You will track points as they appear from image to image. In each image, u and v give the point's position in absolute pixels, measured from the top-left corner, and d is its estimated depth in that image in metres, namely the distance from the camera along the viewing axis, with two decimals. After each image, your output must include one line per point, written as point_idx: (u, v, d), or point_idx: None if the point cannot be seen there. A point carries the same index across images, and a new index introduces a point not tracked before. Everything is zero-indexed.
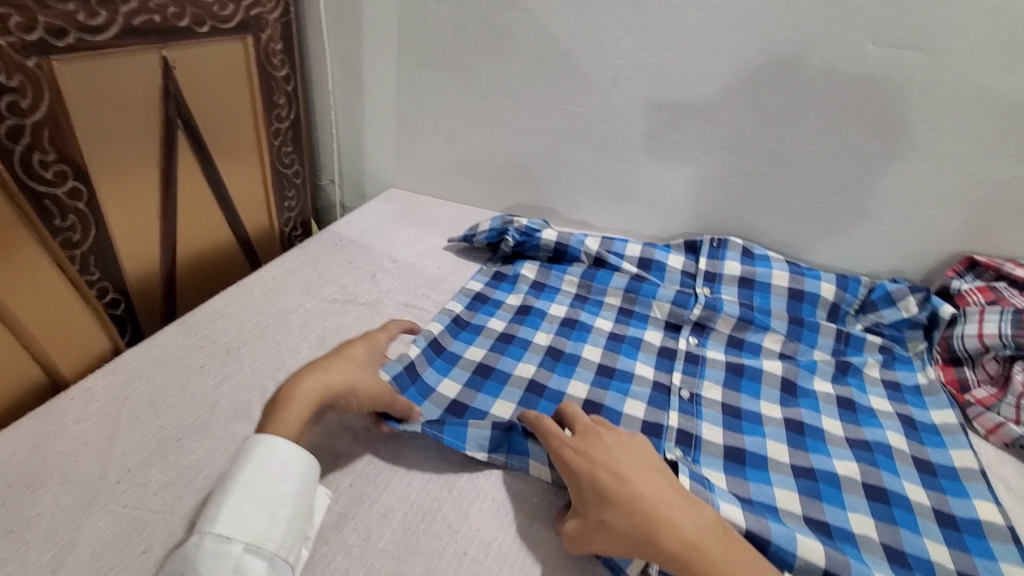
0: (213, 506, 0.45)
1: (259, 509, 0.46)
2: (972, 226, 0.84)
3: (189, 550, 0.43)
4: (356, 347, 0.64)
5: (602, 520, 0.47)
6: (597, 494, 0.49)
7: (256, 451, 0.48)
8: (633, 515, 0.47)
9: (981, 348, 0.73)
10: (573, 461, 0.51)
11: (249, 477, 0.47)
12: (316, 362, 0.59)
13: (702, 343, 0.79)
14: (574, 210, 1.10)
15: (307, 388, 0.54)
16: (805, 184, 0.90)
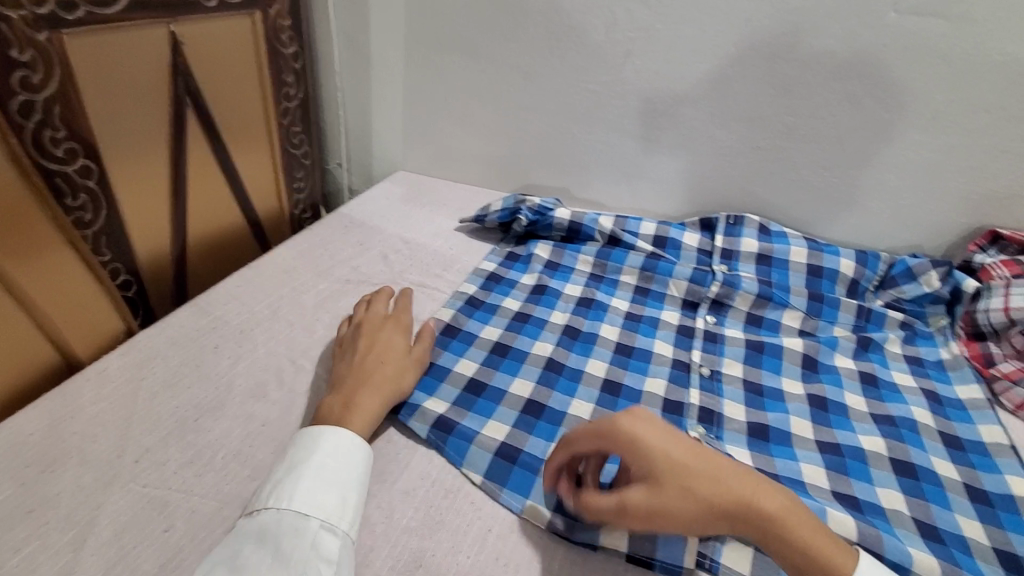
0: (285, 485, 0.46)
1: (332, 490, 0.46)
2: (994, 198, 0.82)
3: (267, 524, 0.44)
4: (392, 341, 0.62)
5: (684, 488, 0.43)
6: (673, 462, 0.44)
7: (323, 439, 0.49)
8: (715, 478, 0.44)
9: (1007, 322, 0.72)
10: (633, 434, 0.45)
11: (319, 461, 0.48)
12: (367, 365, 0.58)
13: (720, 322, 0.78)
14: (585, 189, 1.08)
15: (372, 397, 0.55)
16: (824, 159, 0.88)
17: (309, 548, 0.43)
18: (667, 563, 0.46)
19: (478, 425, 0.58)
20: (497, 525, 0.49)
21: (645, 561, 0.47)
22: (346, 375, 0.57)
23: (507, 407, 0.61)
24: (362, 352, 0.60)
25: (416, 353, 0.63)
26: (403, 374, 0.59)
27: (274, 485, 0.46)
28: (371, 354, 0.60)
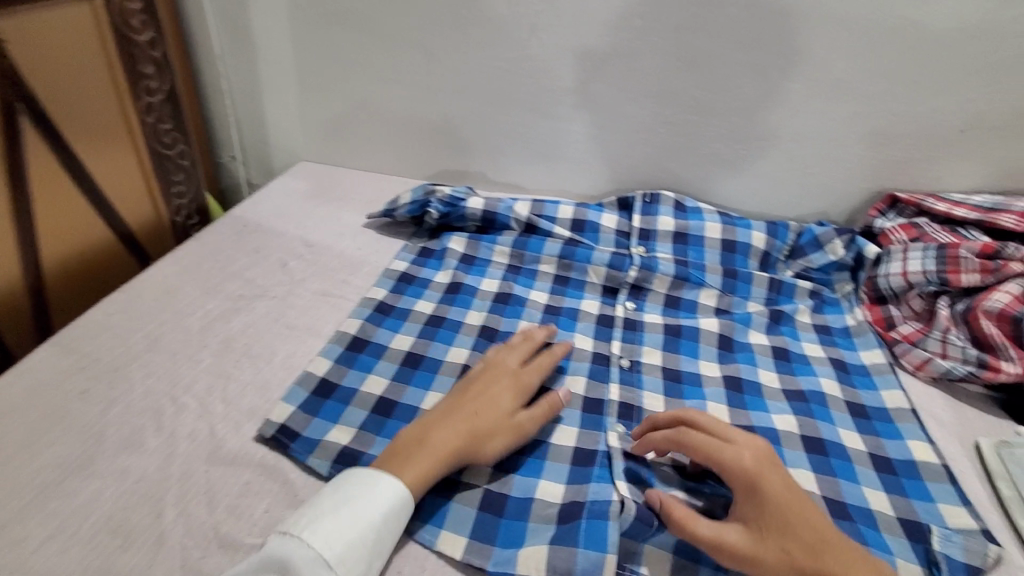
0: (325, 523, 0.44)
1: (366, 546, 0.44)
2: (891, 163, 0.84)
3: (287, 561, 0.42)
4: (499, 389, 0.55)
5: (790, 551, 0.42)
6: (785, 518, 0.44)
7: (380, 487, 0.46)
8: (825, 554, 0.42)
9: (905, 285, 0.74)
10: (755, 472, 0.46)
11: (365, 511, 0.45)
12: (466, 407, 0.53)
13: (639, 308, 0.76)
14: (501, 172, 1.03)
15: (446, 438, 0.50)
16: (733, 131, 0.87)
17: None
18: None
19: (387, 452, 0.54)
20: (408, 565, 0.46)
21: None
22: (441, 410, 0.54)
23: None
24: (467, 391, 0.55)
25: (530, 413, 0.55)
26: (494, 432, 0.52)
27: (316, 516, 0.44)
28: (479, 397, 0.54)
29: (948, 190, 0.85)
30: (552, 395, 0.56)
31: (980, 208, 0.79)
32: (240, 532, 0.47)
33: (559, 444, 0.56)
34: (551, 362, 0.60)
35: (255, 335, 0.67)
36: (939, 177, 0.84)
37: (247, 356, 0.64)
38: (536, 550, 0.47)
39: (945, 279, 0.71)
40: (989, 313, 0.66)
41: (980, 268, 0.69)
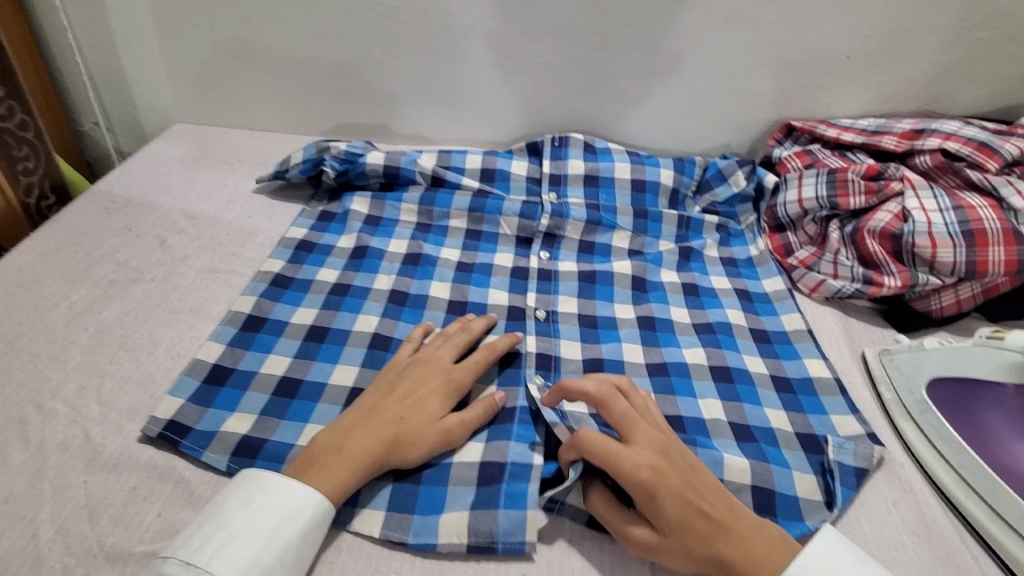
0: (237, 548, 0.40)
1: (271, 562, 0.41)
2: (786, 92, 0.86)
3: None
4: (427, 391, 0.52)
5: (688, 549, 0.42)
6: (684, 518, 0.43)
7: (296, 502, 0.43)
8: (723, 545, 0.42)
9: (801, 212, 0.77)
10: (649, 482, 0.44)
11: (281, 532, 0.42)
12: (391, 410, 0.50)
13: (554, 256, 0.75)
14: (404, 123, 0.97)
15: (365, 444, 0.47)
16: (636, 67, 0.86)
17: None
18: (509, 543, 0.45)
19: (292, 436, 0.51)
20: (323, 552, 0.45)
21: (487, 547, 0.45)
22: (362, 411, 0.50)
23: (327, 402, 0.54)
24: (392, 390, 0.51)
25: (460, 418, 0.51)
26: (421, 438, 0.49)
27: (225, 541, 0.40)
28: (406, 399, 0.51)
29: (838, 116, 0.88)
30: (487, 398, 0.53)
31: (866, 131, 0.82)
32: (128, 541, 0.44)
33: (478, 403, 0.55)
34: (487, 359, 0.56)
35: (133, 325, 0.60)
36: (831, 103, 0.87)
37: (125, 349, 0.57)
38: (457, 519, 0.46)
39: (836, 203, 0.74)
40: (872, 233, 0.70)
41: (866, 191, 0.73)
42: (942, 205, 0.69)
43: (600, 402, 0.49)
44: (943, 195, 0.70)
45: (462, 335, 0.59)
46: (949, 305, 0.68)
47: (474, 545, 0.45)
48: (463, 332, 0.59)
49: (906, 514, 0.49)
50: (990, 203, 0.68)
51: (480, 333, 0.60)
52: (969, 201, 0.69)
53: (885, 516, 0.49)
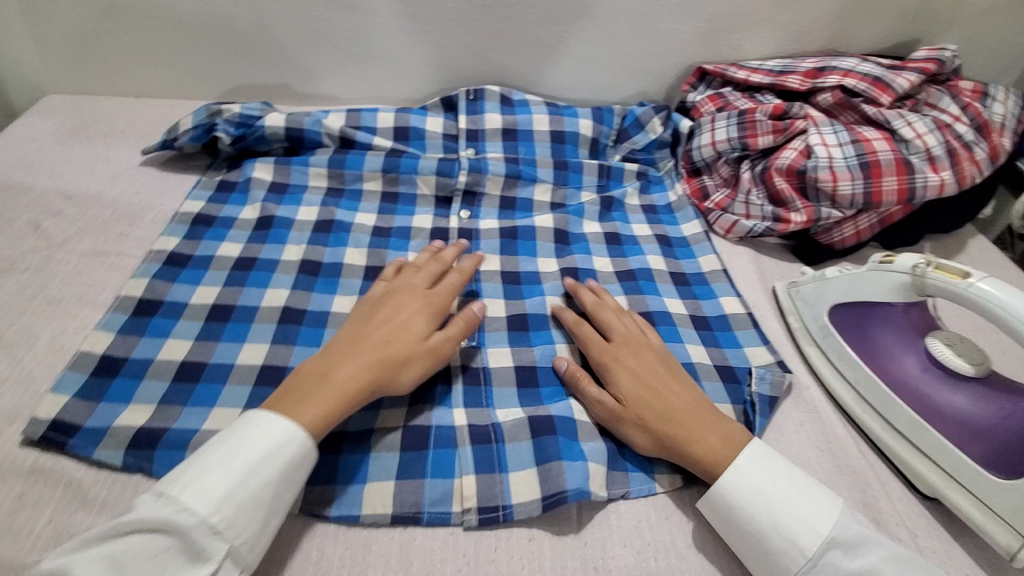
0: (209, 482, 0.39)
1: (247, 501, 0.39)
2: (697, 35, 0.86)
3: (162, 527, 0.38)
4: (411, 312, 0.52)
5: (642, 420, 0.48)
6: (638, 392, 0.50)
7: (276, 440, 0.42)
8: (676, 424, 0.48)
9: (715, 155, 0.79)
10: (608, 359, 0.52)
11: (259, 469, 0.41)
12: (374, 335, 0.50)
13: (475, 215, 0.73)
14: (310, 82, 0.90)
15: (354, 370, 0.47)
16: (548, 12, 0.83)
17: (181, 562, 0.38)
18: (434, 513, 0.45)
19: (197, 422, 0.48)
20: None
21: (413, 518, 0.45)
22: (344, 342, 0.49)
23: (235, 384, 0.51)
24: (374, 315, 0.52)
25: (446, 335, 0.52)
26: (410, 358, 0.49)
27: (199, 475, 0.39)
28: (387, 324, 0.51)
29: (748, 58, 0.89)
30: (466, 312, 0.55)
31: (772, 72, 0.84)
32: (17, 552, 0.40)
33: None
34: (461, 283, 0.57)
35: (7, 320, 0.54)
36: (740, 45, 0.88)
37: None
38: (387, 490, 0.46)
39: (746, 144, 0.76)
40: (779, 171, 0.72)
41: (773, 129, 0.75)
42: (841, 140, 0.72)
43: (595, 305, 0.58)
44: (843, 130, 0.72)
45: (436, 264, 0.58)
46: (849, 237, 0.72)
47: (399, 516, 0.45)
48: (435, 262, 0.59)
49: (812, 432, 0.52)
50: (884, 136, 0.72)
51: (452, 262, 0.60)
52: (866, 135, 0.72)
53: (798, 434, 0.52)
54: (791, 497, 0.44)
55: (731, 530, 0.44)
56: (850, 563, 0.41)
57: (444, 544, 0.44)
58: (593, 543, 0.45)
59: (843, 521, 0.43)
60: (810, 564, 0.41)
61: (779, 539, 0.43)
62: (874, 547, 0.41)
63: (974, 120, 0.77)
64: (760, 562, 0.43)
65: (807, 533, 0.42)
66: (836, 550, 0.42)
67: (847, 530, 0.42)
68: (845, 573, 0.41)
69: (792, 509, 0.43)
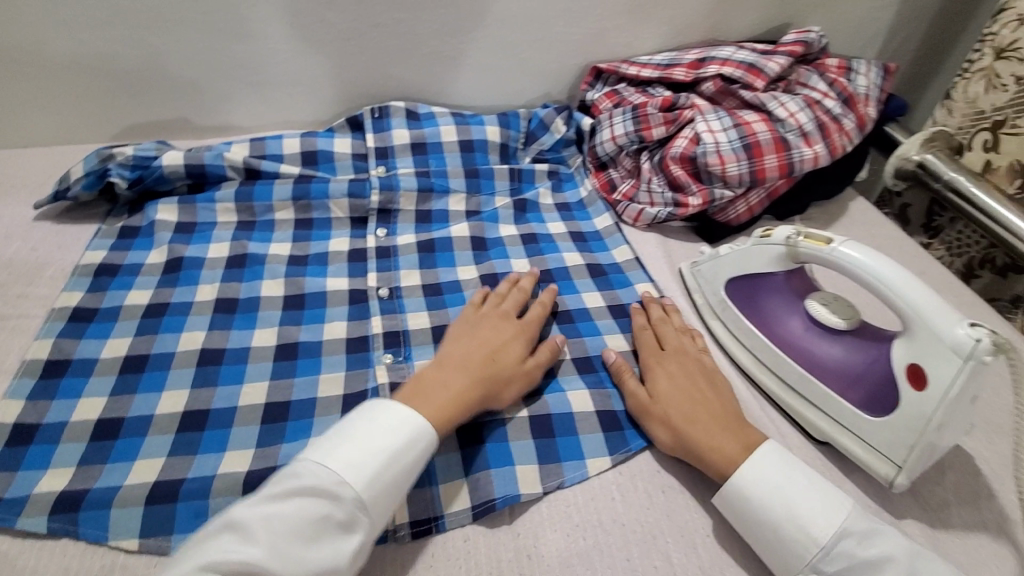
0: (369, 458, 0.44)
1: (394, 477, 0.44)
2: (588, 35, 0.90)
3: (323, 496, 0.42)
4: (509, 337, 0.56)
5: (669, 416, 0.52)
6: (672, 394, 0.53)
7: (414, 432, 0.47)
8: (699, 425, 0.51)
9: (617, 149, 0.83)
10: (655, 365, 0.57)
11: (403, 453, 0.46)
12: (480, 351, 0.54)
13: (392, 232, 0.74)
14: (209, 113, 0.88)
15: (468, 384, 0.51)
16: (441, 25, 0.85)
17: (334, 534, 0.41)
18: None
19: (120, 477, 0.47)
20: None
21: None
22: (455, 356, 0.54)
23: (157, 434, 0.50)
24: (476, 334, 0.56)
25: (537, 361, 0.56)
26: (511, 379, 0.53)
27: (356, 452, 0.44)
28: (490, 343, 0.55)
29: (638, 54, 0.95)
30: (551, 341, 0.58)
31: (660, 65, 0.89)
32: None
33: (326, 396, 0.55)
34: (544, 311, 0.61)
35: None
36: (629, 42, 0.92)
37: None
38: None
39: (643, 136, 0.81)
40: (674, 159, 0.77)
41: (665, 121, 0.81)
42: (726, 125, 0.77)
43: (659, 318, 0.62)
44: (726, 116, 0.78)
45: (519, 290, 0.63)
46: (743, 213, 0.79)
47: None
48: (516, 289, 0.63)
49: None
50: (762, 118, 0.78)
51: (532, 288, 0.64)
52: (746, 118, 0.78)
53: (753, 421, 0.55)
54: (808, 492, 0.46)
55: (748, 525, 0.47)
56: (863, 552, 0.43)
57: (380, 558, 0.46)
58: (525, 533, 0.48)
59: (856, 514, 0.45)
60: (824, 553, 0.44)
61: (793, 530, 0.45)
62: (885, 535, 0.43)
63: (841, 94, 0.85)
64: (776, 553, 0.45)
65: (821, 524, 0.44)
66: (849, 539, 0.44)
67: (858, 521, 0.44)
68: (858, 561, 0.43)
69: (804, 499, 0.46)
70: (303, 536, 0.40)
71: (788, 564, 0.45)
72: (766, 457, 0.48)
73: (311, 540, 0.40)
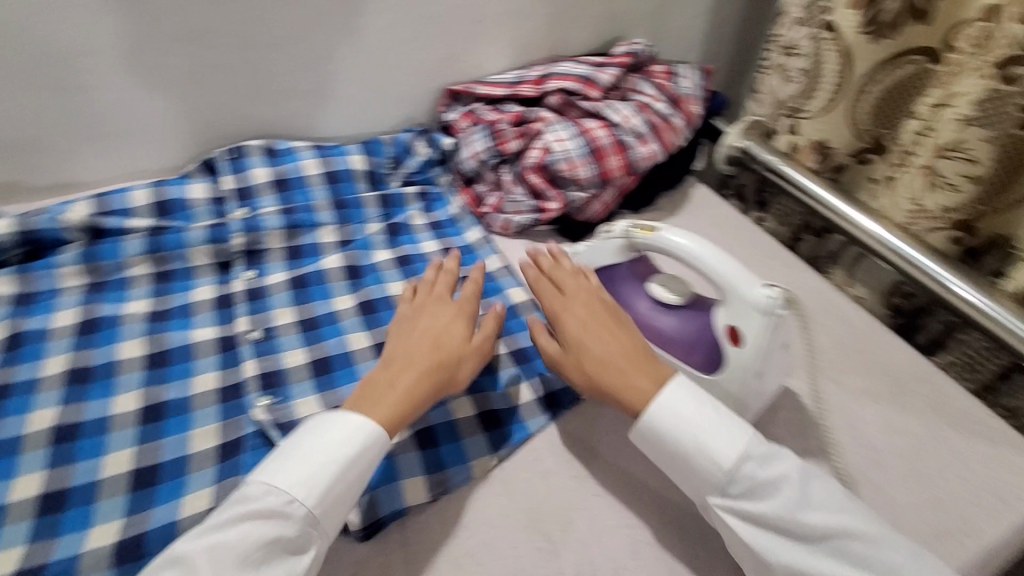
0: (317, 473, 0.48)
1: (342, 489, 0.48)
2: (439, 60, 0.94)
3: (272, 516, 0.45)
4: (446, 321, 0.60)
5: (582, 361, 0.58)
6: (581, 341, 0.59)
7: (365, 438, 0.50)
8: (610, 367, 0.57)
9: (478, 164, 0.88)
10: (562, 314, 0.61)
11: (353, 464, 0.49)
12: (425, 340, 0.58)
13: (261, 272, 0.73)
14: (42, 171, 0.81)
15: (415, 377, 0.55)
16: (291, 61, 0.84)
17: (283, 549, 0.45)
18: None
19: None
20: None
21: None
22: (401, 352, 0.57)
23: (13, 523, 0.48)
24: (413, 326, 0.60)
25: (484, 334, 0.60)
26: (462, 359, 0.58)
27: (305, 469, 0.48)
28: (432, 331, 0.59)
29: (489, 74, 1.01)
30: (493, 310, 0.62)
31: (509, 82, 0.95)
32: None
33: (200, 450, 0.55)
34: (477, 286, 0.65)
35: None
36: (478, 63, 0.98)
37: None
38: None
39: (500, 151, 0.87)
40: (529, 169, 0.84)
41: (517, 135, 0.87)
42: (571, 133, 0.85)
43: (559, 266, 0.65)
44: (570, 125, 0.85)
45: (446, 276, 0.66)
46: (599, 210, 0.86)
47: None
48: (443, 274, 0.67)
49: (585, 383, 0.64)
50: (602, 124, 0.87)
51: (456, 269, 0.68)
52: (587, 126, 0.86)
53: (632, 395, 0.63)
54: (715, 423, 0.53)
55: (663, 458, 0.54)
56: (762, 472, 0.50)
57: None
58: (415, 543, 0.52)
59: (756, 441, 0.52)
60: (728, 477, 0.50)
61: (702, 459, 0.52)
62: (781, 460, 0.51)
63: (668, 96, 0.95)
64: (689, 477, 0.53)
65: (726, 451, 0.51)
66: (751, 462, 0.51)
67: (758, 446, 0.52)
68: (759, 480, 0.50)
69: (712, 432, 0.52)
70: (251, 560, 0.43)
71: (701, 489, 0.52)
72: (673, 391, 0.54)
73: (261, 561, 0.44)
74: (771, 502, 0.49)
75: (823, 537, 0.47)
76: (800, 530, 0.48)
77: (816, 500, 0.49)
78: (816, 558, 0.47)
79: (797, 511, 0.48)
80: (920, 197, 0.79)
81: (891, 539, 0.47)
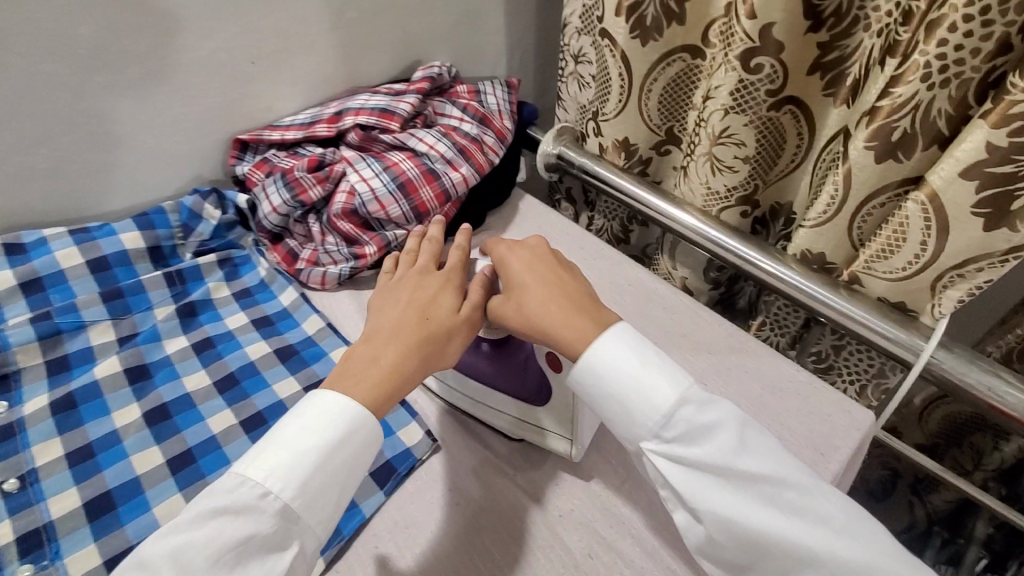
0: (298, 459, 0.46)
1: (329, 474, 0.47)
2: (218, 109, 0.83)
3: (248, 510, 0.44)
4: (433, 290, 0.58)
5: (521, 307, 0.57)
6: (522, 286, 0.58)
7: (351, 418, 0.48)
8: (553, 310, 0.56)
9: (282, 217, 0.80)
10: (512, 263, 0.60)
11: (340, 448, 0.48)
12: (411, 311, 0.56)
13: (14, 401, 0.61)
14: None
15: (400, 351, 0.53)
16: (14, 137, 0.69)
17: (259, 549, 0.43)
18: None
19: None
20: None
21: None
22: (388, 326, 0.54)
23: None
24: (402, 294, 0.58)
25: (472, 304, 0.58)
26: (450, 332, 0.55)
27: (288, 455, 0.46)
28: (421, 301, 0.57)
29: (284, 115, 0.91)
30: (480, 276, 0.61)
31: (302, 123, 0.88)
32: None
33: None
34: (465, 253, 0.63)
35: None
36: (268, 105, 0.88)
37: None
38: None
39: (302, 201, 0.79)
40: (338, 215, 0.78)
41: (316, 180, 0.79)
42: (377, 170, 0.80)
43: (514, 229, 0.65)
44: (374, 161, 0.81)
45: (428, 245, 0.65)
46: None
47: None
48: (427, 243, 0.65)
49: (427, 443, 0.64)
50: (407, 156, 0.83)
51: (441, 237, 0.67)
52: (392, 160, 0.82)
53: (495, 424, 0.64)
54: (653, 373, 0.51)
55: (599, 403, 0.53)
56: (700, 416, 0.49)
57: None
58: None
59: (697, 389, 0.51)
60: (663, 419, 0.49)
61: (640, 399, 0.51)
62: (719, 407, 0.50)
63: (475, 115, 0.94)
64: (625, 421, 0.52)
65: (669, 396, 0.50)
66: (689, 406, 0.49)
67: (697, 393, 0.50)
68: (696, 424, 0.49)
69: (651, 378, 0.51)
70: (225, 561, 0.42)
71: (635, 434, 0.51)
72: (613, 333, 0.54)
73: (234, 563, 0.42)
74: (704, 445, 0.48)
75: (757, 479, 0.47)
76: (734, 474, 0.47)
77: (751, 446, 0.48)
78: (749, 503, 0.46)
79: (735, 459, 0.47)
80: (709, 181, 0.85)
81: (825, 489, 0.48)
